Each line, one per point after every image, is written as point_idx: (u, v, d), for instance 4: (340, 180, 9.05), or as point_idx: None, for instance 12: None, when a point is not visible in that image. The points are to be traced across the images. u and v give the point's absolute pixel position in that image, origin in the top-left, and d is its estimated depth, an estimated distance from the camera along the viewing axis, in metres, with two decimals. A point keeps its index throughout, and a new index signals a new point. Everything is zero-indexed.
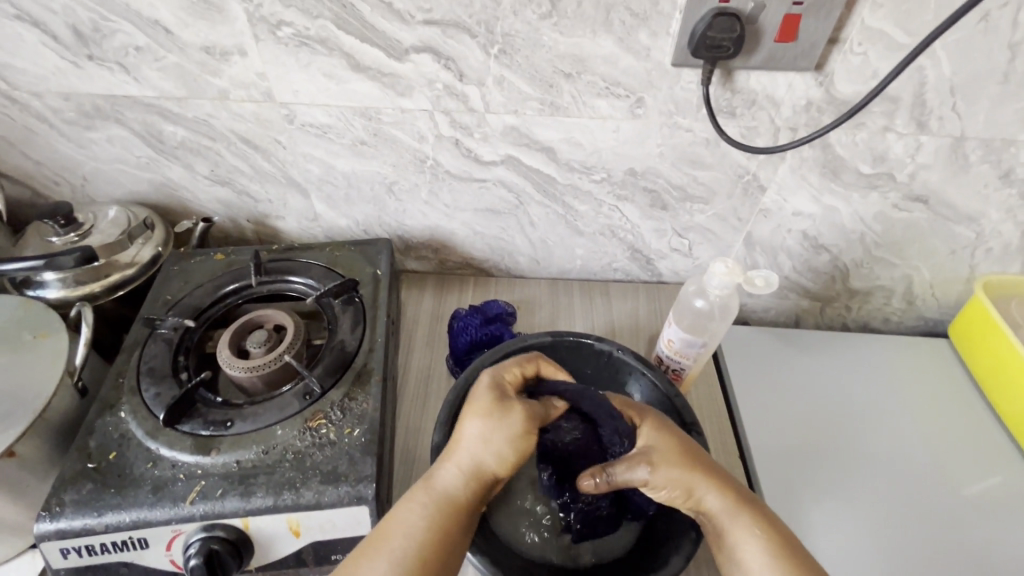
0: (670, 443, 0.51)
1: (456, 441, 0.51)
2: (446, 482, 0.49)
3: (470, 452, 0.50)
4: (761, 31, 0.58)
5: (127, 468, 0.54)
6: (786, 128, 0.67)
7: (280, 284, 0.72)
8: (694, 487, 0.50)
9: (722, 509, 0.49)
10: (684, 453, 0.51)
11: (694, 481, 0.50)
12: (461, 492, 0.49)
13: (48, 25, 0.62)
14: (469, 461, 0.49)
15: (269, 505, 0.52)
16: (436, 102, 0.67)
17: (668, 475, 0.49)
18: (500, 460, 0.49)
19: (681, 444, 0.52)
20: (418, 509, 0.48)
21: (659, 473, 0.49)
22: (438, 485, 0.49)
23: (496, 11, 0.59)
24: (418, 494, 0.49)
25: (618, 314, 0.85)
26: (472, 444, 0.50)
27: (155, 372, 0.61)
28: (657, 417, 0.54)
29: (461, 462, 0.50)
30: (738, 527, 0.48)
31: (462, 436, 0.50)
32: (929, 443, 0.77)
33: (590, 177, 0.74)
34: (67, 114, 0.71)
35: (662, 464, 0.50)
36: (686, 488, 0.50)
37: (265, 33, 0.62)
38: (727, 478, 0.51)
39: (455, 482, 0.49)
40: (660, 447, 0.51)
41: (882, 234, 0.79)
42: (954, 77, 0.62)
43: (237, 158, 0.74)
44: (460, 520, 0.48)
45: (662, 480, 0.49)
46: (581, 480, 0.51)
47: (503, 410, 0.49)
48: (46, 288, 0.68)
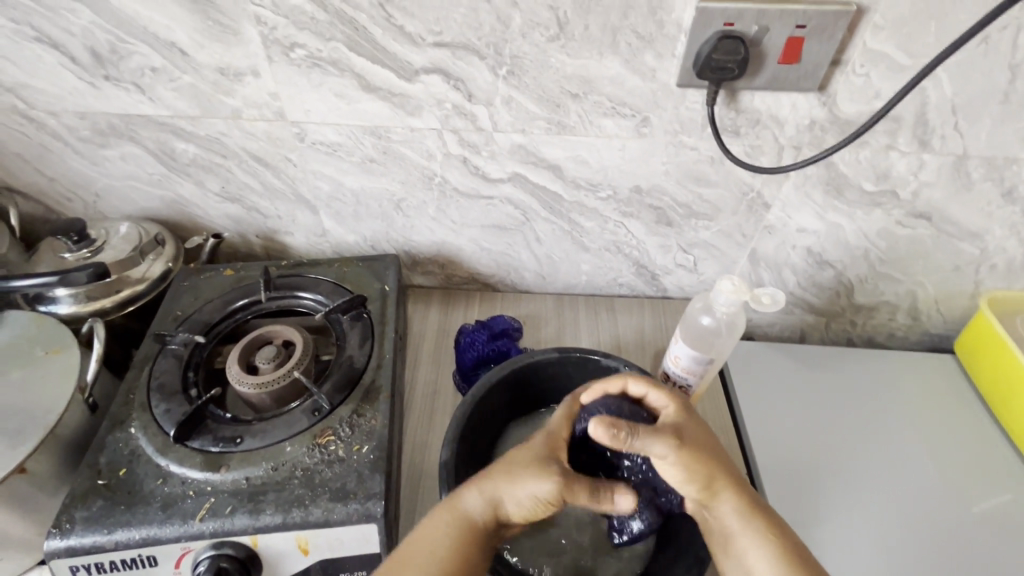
0: (697, 431, 0.51)
1: (489, 472, 0.50)
2: (469, 507, 0.49)
3: (498, 487, 0.49)
4: (765, 53, 0.59)
5: (137, 485, 0.54)
6: (790, 146, 0.68)
7: (289, 300, 0.73)
8: (713, 482, 0.49)
9: (735, 512, 0.49)
10: (708, 444, 0.51)
11: (715, 474, 0.49)
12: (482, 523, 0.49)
13: (67, 47, 0.64)
14: (495, 493, 0.49)
15: (278, 523, 0.52)
16: (445, 121, 0.68)
17: (692, 459, 0.48)
18: (521, 506, 0.49)
19: (706, 435, 0.51)
20: (439, 529, 0.49)
21: (686, 456, 0.48)
22: (461, 506, 0.49)
23: (505, 34, 0.60)
24: (440, 512, 0.50)
25: (624, 329, 0.86)
26: (503, 480, 0.49)
27: (165, 389, 0.61)
28: (683, 404, 0.54)
29: (489, 492, 0.49)
30: (750, 531, 0.48)
31: (496, 468, 0.50)
32: (936, 458, 0.77)
33: (596, 194, 0.75)
34: (82, 132, 0.72)
35: (690, 448, 0.49)
36: (706, 480, 0.49)
37: (278, 55, 0.63)
38: (741, 480, 0.51)
39: (475, 512, 0.49)
40: (687, 431, 0.50)
41: (887, 250, 0.79)
42: (956, 98, 0.63)
43: (248, 175, 0.76)
44: (477, 548, 0.48)
45: (686, 462, 0.48)
46: (592, 424, 0.47)
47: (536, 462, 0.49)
48: (58, 304, 0.68)
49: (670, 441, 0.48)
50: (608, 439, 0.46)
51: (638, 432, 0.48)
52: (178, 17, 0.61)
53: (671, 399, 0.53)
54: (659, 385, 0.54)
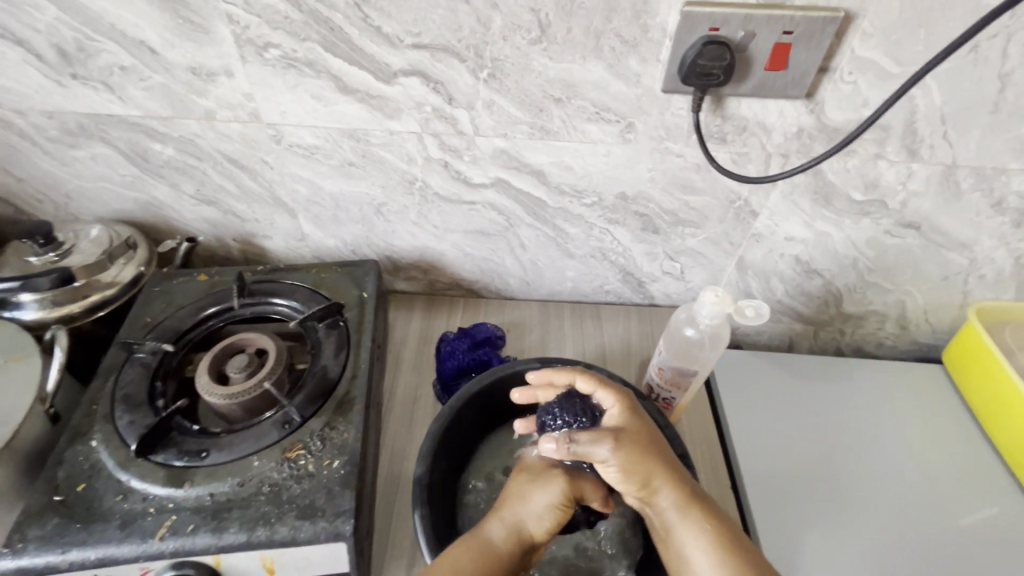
0: (638, 428, 0.51)
1: (504, 499, 0.53)
2: (492, 532, 0.50)
3: (518, 507, 0.51)
4: (751, 60, 0.57)
5: (96, 501, 0.52)
6: (777, 154, 0.67)
7: (264, 306, 0.70)
8: (653, 479, 0.49)
9: (674, 507, 0.48)
10: (649, 441, 0.50)
11: (653, 469, 0.49)
12: (508, 545, 0.49)
13: (32, 44, 0.61)
14: (516, 515, 0.51)
15: (242, 542, 0.50)
16: (425, 124, 0.66)
17: (632, 456, 0.48)
18: (542, 520, 0.51)
19: (649, 432, 0.51)
20: (463, 554, 0.48)
21: (624, 454, 0.48)
22: (483, 533, 0.50)
23: (485, 36, 0.58)
24: (461, 542, 0.50)
25: (609, 337, 0.84)
26: (519, 499, 0.52)
27: (130, 399, 0.59)
28: (629, 402, 0.53)
29: (506, 516, 0.51)
30: (690, 523, 0.47)
31: (512, 493, 0.53)
32: (923, 470, 0.76)
33: (581, 201, 0.74)
34: (50, 132, 0.70)
35: (628, 446, 0.49)
36: (644, 476, 0.49)
37: (251, 54, 0.61)
38: (682, 475, 0.50)
39: (500, 538, 0.50)
40: (628, 429, 0.50)
41: (875, 259, 0.78)
42: (945, 107, 0.62)
43: (223, 178, 0.73)
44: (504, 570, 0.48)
45: (623, 460, 0.48)
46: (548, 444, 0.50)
47: (544, 479, 0.52)
48: (23, 310, 0.66)
49: (606, 441, 0.49)
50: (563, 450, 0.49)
51: (581, 439, 0.49)
52: (146, 14, 0.59)
53: (615, 397, 0.53)
54: (607, 383, 0.54)
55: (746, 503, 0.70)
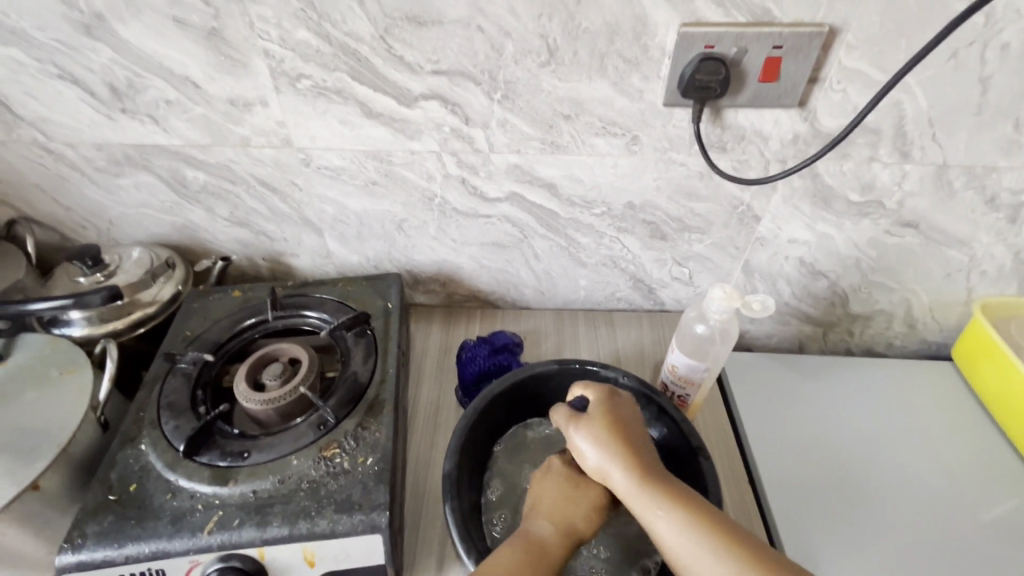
0: (596, 417, 0.56)
1: (547, 499, 0.55)
2: (548, 533, 0.52)
3: (563, 509, 0.54)
4: (745, 73, 0.62)
5: (147, 500, 0.55)
6: (775, 160, 0.71)
7: (295, 318, 0.74)
8: (604, 462, 0.54)
9: (630, 490, 0.52)
10: (610, 421, 0.56)
11: (603, 452, 0.54)
12: (557, 547, 0.52)
13: (87, 83, 0.67)
14: (563, 517, 0.54)
15: (284, 535, 0.53)
16: (444, 143, 0.71)
17: (586, 439, 0.55)
18: (587, 520, 0.55)
19: (612, 416, 0.56)
20: (518, 553, 0.50)
21: (580, 432, 0.56)
22: (539, 534, 0.52)
23: (499, 61, 0.63)
24: (510, 544, 0.51)
25: (623, 342, 0.87)
26: (570, 502, 0.55)
27: (175, 406, 0.63)
28: (601, 395, 0.58)
29: (556, 517, 0.54)
30: (644, 504, 0.51)
31: (552, 494, 0.56)
32: (943, 470, 0.77)
33: (590, 211, 0.78)
34: (98, 162, 0.76)
35: (584, 424, 0.56)
36: (600, 459, 0.54)
37: (285, 85, 0.66)
38: (639, 457, 0.54)
39: (550, 535, 0.52)
40: (589, 414, 0.57)
41: (877, 259, 0.81)
42: (931, 111, 0.65)
43: (256, 200, 0.79)
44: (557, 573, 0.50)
45: (579, 444, 0.56)
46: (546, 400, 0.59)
47: (586, 483, 0.57)
48: (72, 326, 0.71)
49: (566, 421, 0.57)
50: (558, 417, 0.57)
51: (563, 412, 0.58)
52: (191, 53, 0.64)
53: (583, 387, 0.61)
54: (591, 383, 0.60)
55: (766, 501, 0.72)
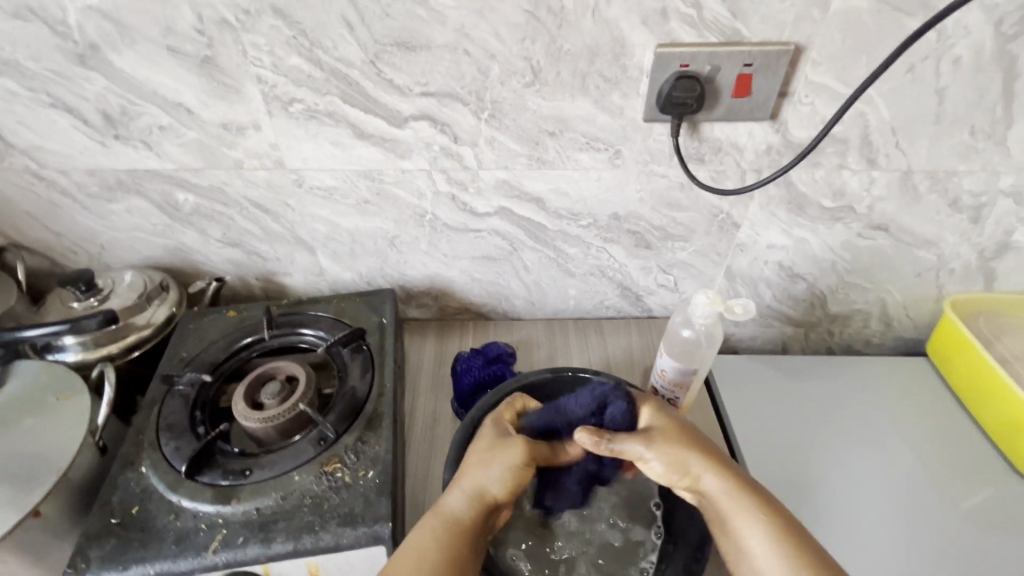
0: (669, 428, 0.59)
1: (464, 470, 0.57)
2: (456, 504, 0.55)
3: (477, 477, 0.56)
4: (719, 89, 0.65)
5: (149, 522, 0.55)
6: (751, 170, 0.74)
7: (291, 336, 0.75)
8: (690, 467, 0.56)
9: (720, 494, 0.55)
10: (682, 432, 0.58)
11: (691, 459, 0.56)
12: (469, 517, 0.54)
13: (80, 111, 0.68)
14: (475, 483, 0.56)
15: (290, 550, 0.54)
16: (433, 162, 0.73)
17: (667, 449, 0.56)
18: (502, 483, 0.56)
19: (682, 427, 0.59)
20: (429, 532, 0.53)
21: (655, 443, 0.57)
22: (447, 506, 0.55)
23: (485, 82, 0.66)
24: (426, 521, 0.55)
25: (613, 349, 0.90)
26: (480, 468, 0.56)
27: (174, 428, 0.64)
28: (660, 407, 0.61)
29: (467, 486, 0.56)
30: (736, 506, 0.54)
31: (469, 464, 0.57)
32: (922, 462, 0.80)
33: (577, 223, 0.80)
34: (90, 188, 0.77)
35: (664, 433, 0.58)
36: (683, 465, 0.56)
37: (277, 109, 0.68)
38: (723, 463, 0.57)
39: (459, 506, 0.55)
40: (659, 425, 0.59)
41: (851, 261, 0.85)
42: (894, 121, 0.70)
43: (249, 221, 0.80)
44: (469, 541, 0.53)
45: (659, 454, 0.56)
46: (578, 432, 0.55)
47: (502, 445, 0.57)
48: (66, 352, 0.72)
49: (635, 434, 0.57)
50: (589, 440, 0.55)
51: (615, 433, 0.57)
52: (184, 80, 0.66)
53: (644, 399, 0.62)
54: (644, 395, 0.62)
55: None
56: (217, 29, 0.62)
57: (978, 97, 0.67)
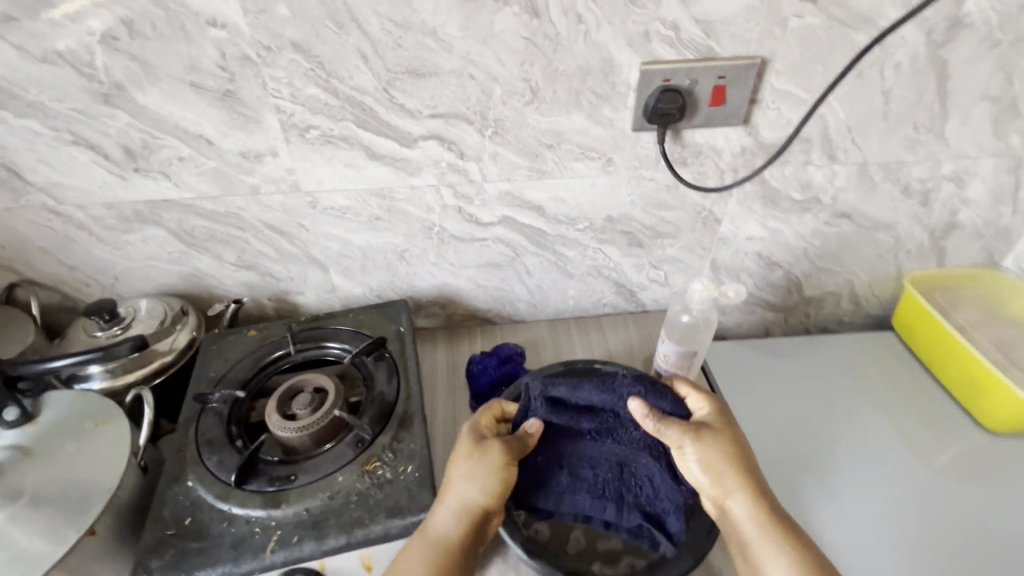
0: (721, 441, 0.63)
1: (447, 486, 0.60)
2: (443, 522, 0.57)
3: (458, 493, 0.59)
4: (698, 99, 0.73)
5: (205, 530, 0.59)
6: (728, 170, 0.82)
7: (315, 350, 0.79)
8: (729, 486, 0.61)
9: (749, 518, 0.60)
10: (729, 451, 0.62)
11: (731, 478, 0.61)
12: (453, 534, 0.57)
13: (102, 147, 0.72)
14: (457, 501, 0.58)
15: (343, 544, 0.58)
16: (441, 177, 0.79)
17: (712, 461, 0.61)
18: (485, 493, 0.59)
19: (733, 446, 0.63)
20: (416, 554, 0.56)
21: (702, 447, 0.62)
22: (434, 527, 0.57)
23: (489, 102, 0.72)
24: (414, 541, 0.57)
25: (613, 343, 0.96)
26: (461, 482, 0.59)
27: (214, 443, 0.66)
28: (718, 420, 0.65)
29: (453, 504, 0.58)
30: (762, 534, 0.59)
31: (451, 481, 0.60)
32: (910, 450, 0.86)
33: (575, 227, 0.87)
34: (107, 221, 0.79)
35: (714, 441, 0.62)
36: (722, 480, 0.61)
37: (295, 136, 0.73)
38: (760, 491, 0.61)
39: (448, 526, 0.57)
40: (710, 438, 0.63)
41: (821, 247, 0.94)
42: (849, 120, 0.79)
43: (263, 244, 0.84)
44: (458, 556, 0.56)
45: (704, 461, 0.61)
46: (630, 400, 0.65)
47: (482, 453, 0.61)
48: (91, 380, 0.73)
49: (687, 432, 0.63)
50: (647, 424, 0.63)
51: (668, 425, 0.63)
52: (205, 112, 0.70)
53: (706, 399, 0.67)
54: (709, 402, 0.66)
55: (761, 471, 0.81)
56: (239, 65, 0.66)
57: (918, 97, 0.77)
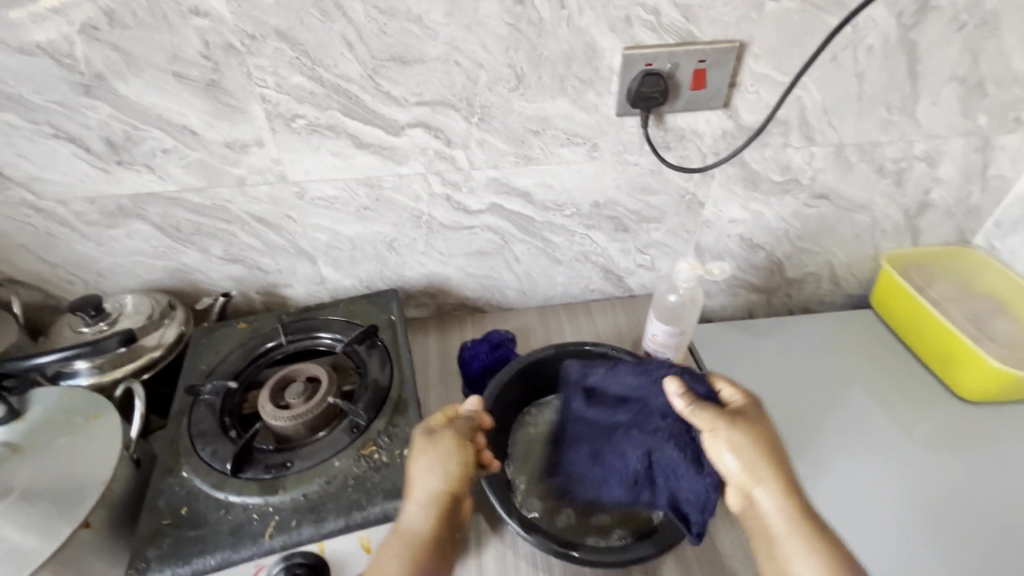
0: (755, 433, 0.61)
1: (410, 482, 0.58)
2: (412, 519, 0.56)
3: (424, 485, 0.57)
4: (679, 83, 0.75)
5: (202, 518, 0.59)
6: (710, 153, 0.84)
7: (307, 340, 0.79)
8: (760, 479, 0.59)
9: (778, 513, 0.57)
10: (763, 444, 0.60)
11: (763, 471, 0.59)
12: (427, 526, 0.56)
13: (83, 140, 0.71)
14: (425, 493, 0.57)
15: (342, 526, 0.58)
16: (429, 165, 0.79)
17: (744, 450, 0.59)
18: (448, 481, 0.58)
19: (767, 439, 0.61)
20: (393, 555, 0.54)
21: (736, 435, 0.60)
22: (405, 525, 0.56)
23: (475, 89, 0.73)
24: (390, 541, 0.56)
25: (603, 328, 0.97)
26: (423, 475, 0.58)
27: (207, 434, 0.66)
28: (753, 412, 0.63)
29: (418, 497, 0.57)
30: (791, 528, 0.56)
31: (412, 477, 0.58)
32: (906, 433, 0.87)
33: (562, 213, 0.88)
34: (90, 216, 0.78)
35: (746, 430, 0.61)
36: (753, 471, 0.59)
37: (281, 126, 0.73)
38: (792, 486, 0.59)
39: (417, 520, 0.56)
40: (744, 429, 0.61)
41: (801, 228, 0.96)
42: (825, 101, 0.81)
43: (251, 236, 0.83)
44: (433, 547, 0.55)
45: (736, 450, 0.59)
46: (665, 380, 0.64)
47: (435, 443, 0.59)
48: (78, 376, 0.73)
49: (721, 417, 0.61)
50: (679, 403, 0.63)
51: (701, 410, 0.62)
52: (189, 103, 0.69)
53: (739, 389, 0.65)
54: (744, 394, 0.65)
55: None
56: (223, 54, 0.66)
57: (890, 78, 0.80)
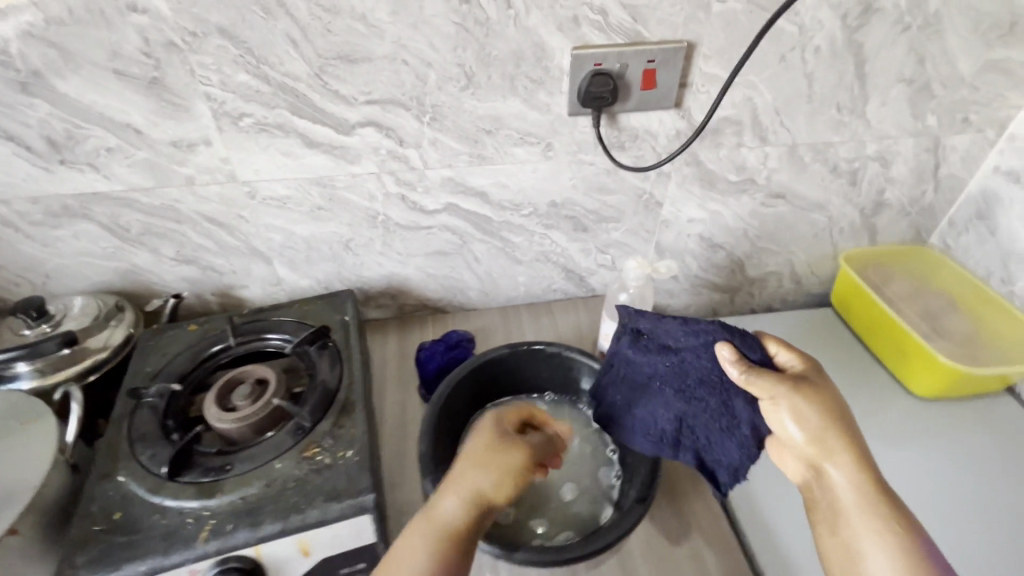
0: (824, 402, 0.58)
1: (457, 472, 0.56)
2: (450, 509, 0.53)
3: (472, 480, 0.55)
4: (630, 83, 0.76)
5: (136, 523, 0.58)
6: (665, 152, 0.84)
7: (256, 342, 0.78)
8: (833, 451, 0.55)
9: (848, 488, 0.54)
10: (833, 416, 0.57)
11: (834, 443, 0.56)
12: (459, 524, 0.53)
13: (23, 138, 0.69)
14: (469, 488, 0.54)
15: (279, 530, 0.57)
16: (382, 165, 0.79)
17: (810, 418, 0.57)
18: (499, 488, 0.55)
19: (837, 411, 0.57)
20: (420, 542, 0.52)
21: (801, 402, 0.57)
22: (439, 513, 0.53)
23: (424, 88, 0.73)
24: (418, 525, 0.54)
25: (564, 328, 0.97)
26: (467, 471, 0.55)
27: (147, 437, 0.65)
28: (821, 381, 0.60)
29: (460, 491, 0.54)
30: (861, 504, 0.53)
31: (461, 468, 0.56)
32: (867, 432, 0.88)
33: (519, 212, 0.88)
34: (33, 216, 0.76)
35: (813, 399, 0.58)
36: (822, 442, 0.56)
37: (227, 124, 0.72)
38: (865, 461, 0.55)
39: (453, 514, 0.53)
40: (812, 397, 0.58)
41: (759, 228, 0.97)
42: (777, 101, 0.82)
43: (203, 237, 0.82)
44: (463, 547, 0.52)
45: (802, 418, 0.57)
46: (717, 346, 0.63)
47: (504, 446, 0.57)
48: (19, 380, 0.70)
49: (782, 386, 0.58)
50: (733, 370, 0.61)
51: (759, 375, 0.59)
52: (131, 101, 0.68)
53: (801, 358, 0.62)
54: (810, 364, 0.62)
55: None
56: (164, 51, 0.65)
57: (839, 79, 0.81)
